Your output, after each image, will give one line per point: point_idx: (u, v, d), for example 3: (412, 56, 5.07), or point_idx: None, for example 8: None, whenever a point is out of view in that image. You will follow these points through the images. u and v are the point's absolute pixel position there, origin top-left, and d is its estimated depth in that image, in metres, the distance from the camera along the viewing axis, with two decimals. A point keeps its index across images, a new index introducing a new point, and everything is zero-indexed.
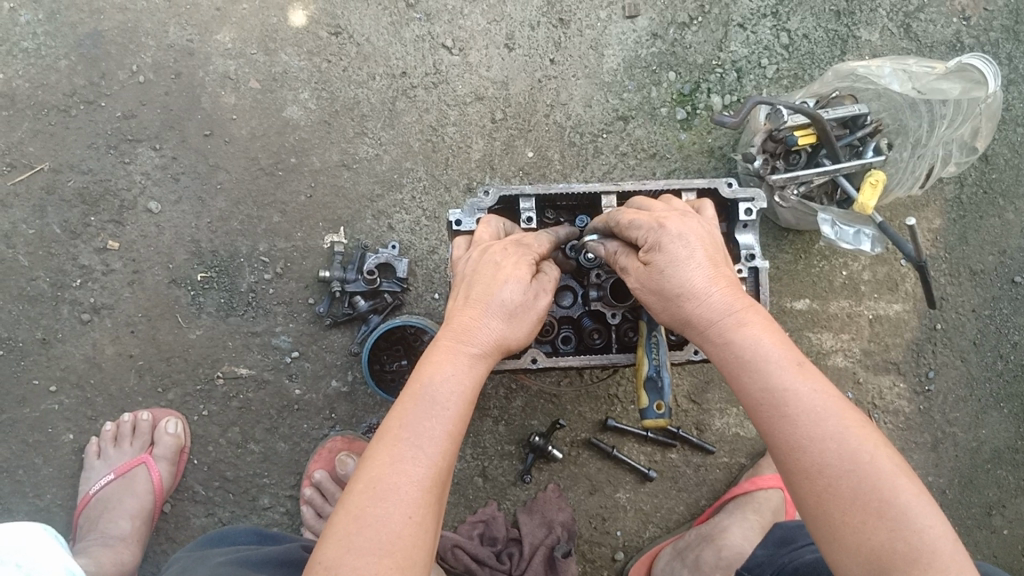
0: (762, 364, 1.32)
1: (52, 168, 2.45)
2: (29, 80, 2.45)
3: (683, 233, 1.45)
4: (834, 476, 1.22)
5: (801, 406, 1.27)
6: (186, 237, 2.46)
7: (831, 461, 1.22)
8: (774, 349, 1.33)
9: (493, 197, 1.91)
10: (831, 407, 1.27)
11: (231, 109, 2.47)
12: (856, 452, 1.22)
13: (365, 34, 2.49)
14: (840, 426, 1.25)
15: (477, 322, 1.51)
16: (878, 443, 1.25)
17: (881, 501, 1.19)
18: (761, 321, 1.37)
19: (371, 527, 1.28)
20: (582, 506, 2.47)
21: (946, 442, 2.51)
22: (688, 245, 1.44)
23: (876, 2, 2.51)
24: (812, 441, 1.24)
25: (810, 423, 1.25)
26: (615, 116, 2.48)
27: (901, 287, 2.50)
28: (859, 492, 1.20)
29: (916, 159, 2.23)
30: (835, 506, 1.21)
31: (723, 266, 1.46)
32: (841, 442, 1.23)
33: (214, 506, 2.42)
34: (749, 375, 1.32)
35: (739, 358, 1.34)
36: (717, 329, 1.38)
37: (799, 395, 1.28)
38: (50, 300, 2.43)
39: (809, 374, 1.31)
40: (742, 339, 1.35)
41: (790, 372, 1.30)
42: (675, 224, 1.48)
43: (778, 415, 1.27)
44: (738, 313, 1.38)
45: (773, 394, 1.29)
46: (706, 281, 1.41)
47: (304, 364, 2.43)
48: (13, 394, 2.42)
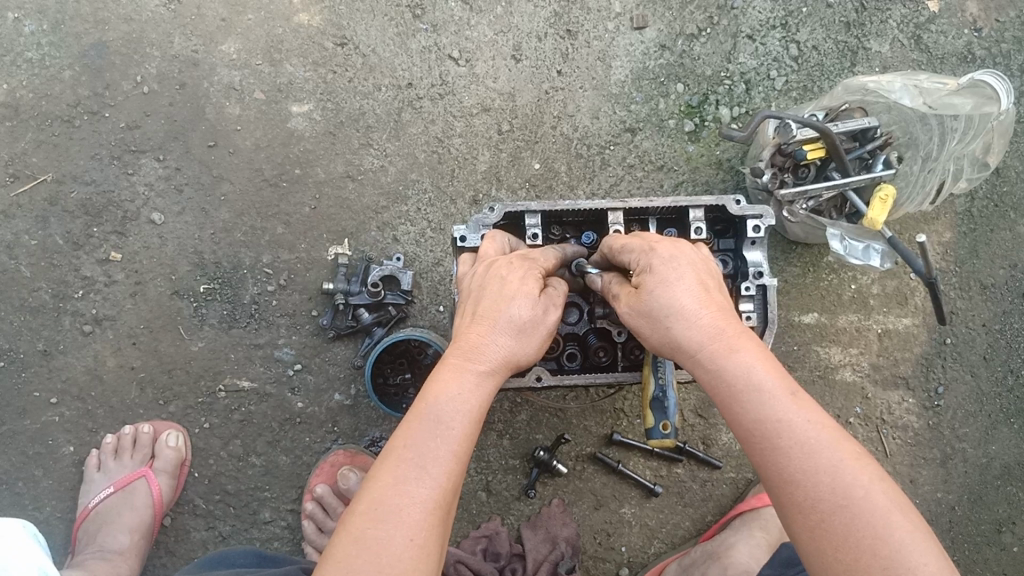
0: (755, 392, 1.27)
1: (55, 179, 2.45)
2: (33, 91, 2.44)
3: (673, 256, 1.45)
4: (827, 512, 1.17)
5: (794, 437, 1.22)
6: (189, 248, 2.44)
7: (823, 496, 1.18)
8: (766, 377, 1.28)
9: (498, 214, 1.89)
10: (826, 437, 1.22)
11: (236, 120, 2.45)
12: (849, 487, 1.17)
13: (371, 45, 2.47)
14: (835, 459, 1.20)
15: (485, 337, 1.48)
16: (874, 476, 1.19)
17: (874, 539, 1.14)
18: (754, 347, 1.33)
19: (373, 552, 1.24)
20: (587, 521, 2.45)
21: (955, 458, 2.48)
22: (677, 267, 1.43)
23: (887, 13, 2.48)
24: (805, 476, 1.20)
25: (802, 456, 1.21)
26: (622, 128, 2.45)
27: (910, 301, 2.47)
28: (852, 529, 1.15)
29: (927, 173, 2.20)
30: (828, 542, 1.16)
31: (717, 289, 1.44)
32: (835, 476, 1.19)
33: (214, 520, 2.41)
34: (742, 404, 1.27)
35: (730, 386, 1.29)
36: (706, 354, 1.33)
37: (792, 425, 1.23)
38: (53, 312, 2.42)
39: (803, 404, 1.26)
40: (734, 364, 1.30)
41: (784, 401, 1.26)
42: (667, 249, 1.48)
43: (770, 446, 1.23)
44: (730, 337, 1.33)
45: (765, 424, 1.24)
46: (696, 306, 1.37)
47: (307, 377, 2.42)
48: (14, 405, 2.41)
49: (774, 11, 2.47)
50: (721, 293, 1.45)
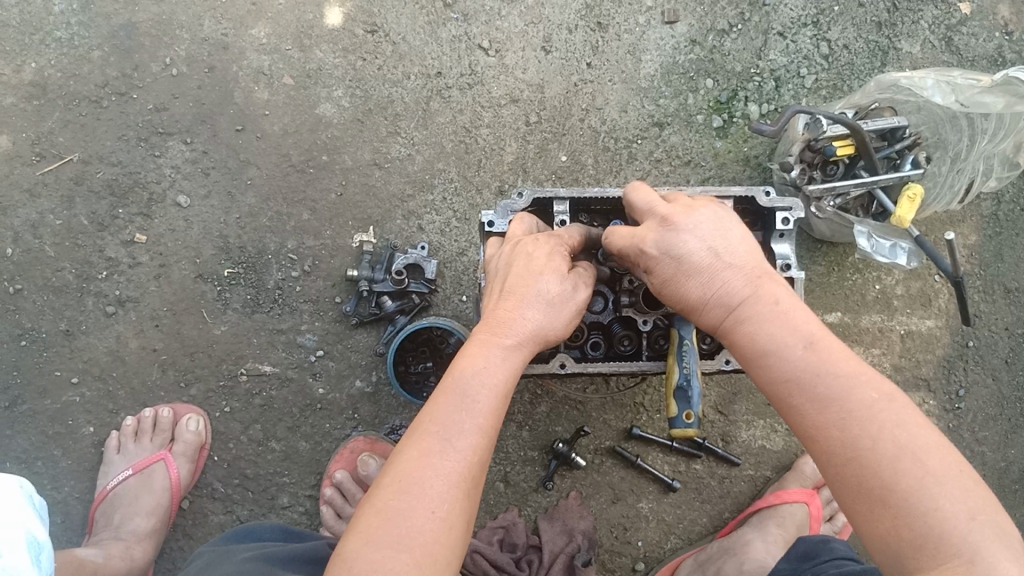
0: (766, 353, 1.31)
1: (81, 159, 2.44)
2: (61, 70, 2.44)
3: (670, 245, 1.42)
4: (843, 462, 1.19)
5: (804, 394, 1.25)
6: (215, 232, 2.44)
7: (835, 446, 1.20)
8: (780, 338, 1.31)
9: (526, 200, 1.88)
10: (834, 390, 1.24)
11: (264, 105, 2.45)
12: (859, 437, 1.19)
13: (401, 33, 2.47)
14: (845, 410, 1.21)
15: (515, 313, 1.49)
16: (889, 420, 1.19)
17: (885, 487, 1.14)
18: (766, 308, 1.35)
19: (396, 523, 1.26)
20: (605, 514, 2.45)
21: (974, 461, 2.48)
22: (670, 259, 1.43)
23: (919, 14, 2.48)
24: (818, 430, 1.23)
25: (814, 411, 1.24)
26: (650, 122, 2.45)
27: (934, 302, 2.47)
28: (865, 477, 1.17)
29: (955, 173, 2.20)
30: (848, 493, 1.19)
31: (722, 259, 1.41)
32: (846, 428, 1.20)
33: (233, 503, 2.41)
34: (759, 368, 1.33)
35: (747, 351, 1.35)
36: (722, 331, 1.40)
37: (803, 381, 1.26)
38: (76, 292, 2.42)
39: (819, 357, 1.27)
40: (743, 333, 1.35)
41: (797, 356, 1.28)
42: (661, 241, 1.43)
43: (786, 405, 1.28)
44: (738, 308, 1.37)
45: (780, 385, 1.29)
46: (702, 290, 1.41)
47: (328, 363, 2.42)
48: (35, 384, 2.41)
49: (807, 9, 2.47)
50: (735, 246, 1.43)
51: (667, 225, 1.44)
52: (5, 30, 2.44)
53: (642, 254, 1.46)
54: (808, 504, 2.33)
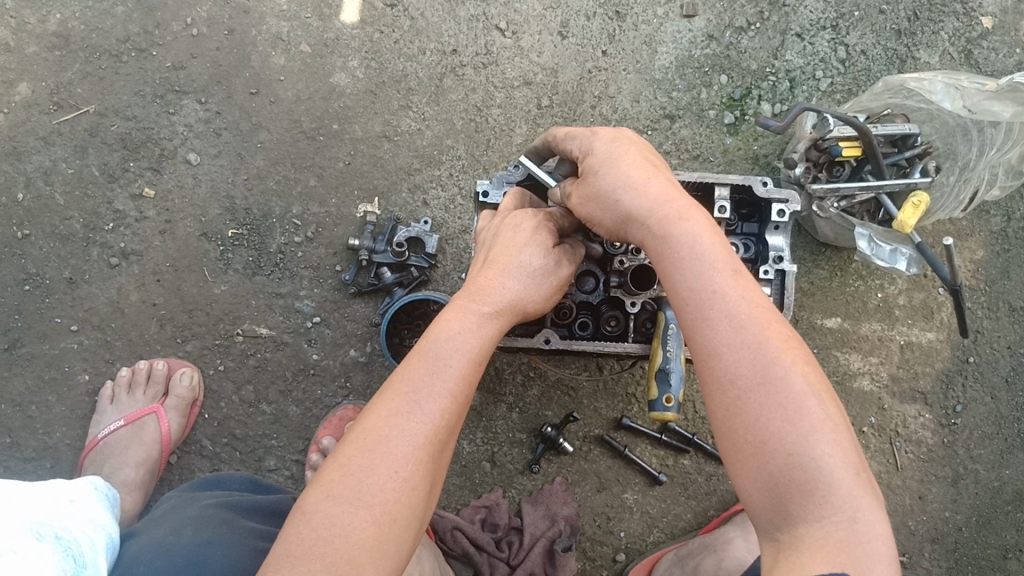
0: (694, 261, 1.31)
1: (97, 112, 2.47)
2: (84, 23, 2.47)
3: (616, 138, 1.50)
4: (746, 388, 1.20)
5: (725, 308, 1.25)
6: (222, 192, 2.46)
7: (744, 370, 1.21)
8: (711, 249, 1.31)
9: (522, 172, 1.89)
10: (755, 314, 1.25)
11: (280, 71, 2.47)
12: (770, 365, 1.20)
13: (420, 9, 2.50)
14: (760, 336, 1.23)
15: (495, 283, 1.48)
16: (799, 359, 1.22)
17: (785, 422, 1.17)
18: (701, 221, 1.36)
19: (357, 478, 1.26)
20: (588, 502, 2.44)
21: (967, 478, 2.44)
22: (620, 148, 1.47)
23: (939, 24, 2.48)
24: (730, 348, 1.23)
25: (731, 329, 1.24)
26: (661, 114, 2.45)
27: (936, 315, 2.44)
28: (766, 407, 1.18)
29: (962, 183, 2.18)
30: (741, 421, 1.20)
31: (662, 171, 1.47)
32: (758, 353, 1.21)
33: (220, 462, 2.42)
34: (680, 275, 1.31)
35: (675, 253, 1.33)
36: (655, 224, 1.36)
37: (726, 298, 1.26)
38: (82, 241, 2.44)
39: (741, 282, 1.29)
40: (677, 233, 1.34)
41: (723, 276, 1.29)
42: (616, 135, 1.52)
43: (704, 318, 1.26)
44: (678, 206, 1.37)
45: (702, 293, 1.28)
46: (644, 179, 1.41)
47: (324, 331, 2.43)
48: (34, 329, 2.43)
49: (826, 12, 2.48)
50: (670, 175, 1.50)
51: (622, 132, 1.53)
52: None
53: (595, 143, 1.53)
54: None
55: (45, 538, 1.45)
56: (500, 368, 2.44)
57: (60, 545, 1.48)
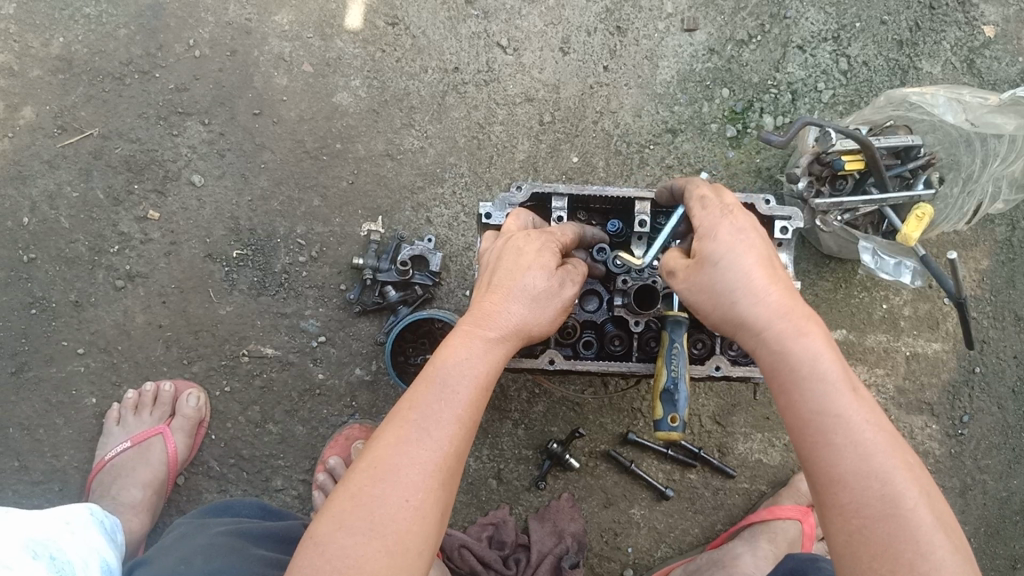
0: (816, 383, 1.24)
1: (101, 135, 2.48)
2: (87, 46, 2.48)
3: (744, 227, 1.36)
4: (874, 517, 1.16)
5: (849, 434, 1.21)
6: (227, 213, 2.47)
7: (871, 500, 1.17)
8: (831, 368, 1.25)
9: (525, 193, 1.90)
10: (879, 442, 1.20)
11: (283, 91, 2.48)
12: (898, 498, 1.17)
13: (421, 27, 2.50)
14: (887, 465, 1.19)
15: (499, 307, 1.48)
16: (925, 493, 1.19)
17: (917, 555, 1.13)
18: (819, 335, 1.29)
19: (369, 510, 1.26)
20: (595, 519, 2.43)
21: (975, 489, 2.43)
22: (746, 242, 1.34)
23: (941, 34, 2.48)
24: (856, 477, 1.18)
25: (858, 457, 1.19)
26: (664, 128, 2.46)
27: (941, 326, 2.44)
28: (896, 539, 1.15)
29: (965, 195, 2.17)
30: (866, 552, 1.16)
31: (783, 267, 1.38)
32: (886, 484, 1.18)
33: (227, 483, 2.42)
34: (801, 394, 1.25)
35: (795, 370, 1.26)
36: (771, 336, 1.29)
37: (850, 423, 1.21)
38: (87, 264, 2.45)
39: (864, 404, 1.24)
40: (799, 348, 1.27)
41: (846, 396, 1.23)
42: (748, 221, 1.38)
43: (827, 442, 1.21)
44: (799, 318, 1.30)
45: (824, 417, 1.22)
46: (763, 281, 1.32)
47: (330, 350, 2.43)
48: (41, 352, 2.44)
49: (828, 24, 2.48)
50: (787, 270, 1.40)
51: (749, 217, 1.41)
52: (36, 4, 2.49)
53: (719, 224, 1.38)
54: (803, 522, 2.28)
55: (38, 557, 1.53)
56: (505, 385, 2.44)
57: (53, 564, 1.56)
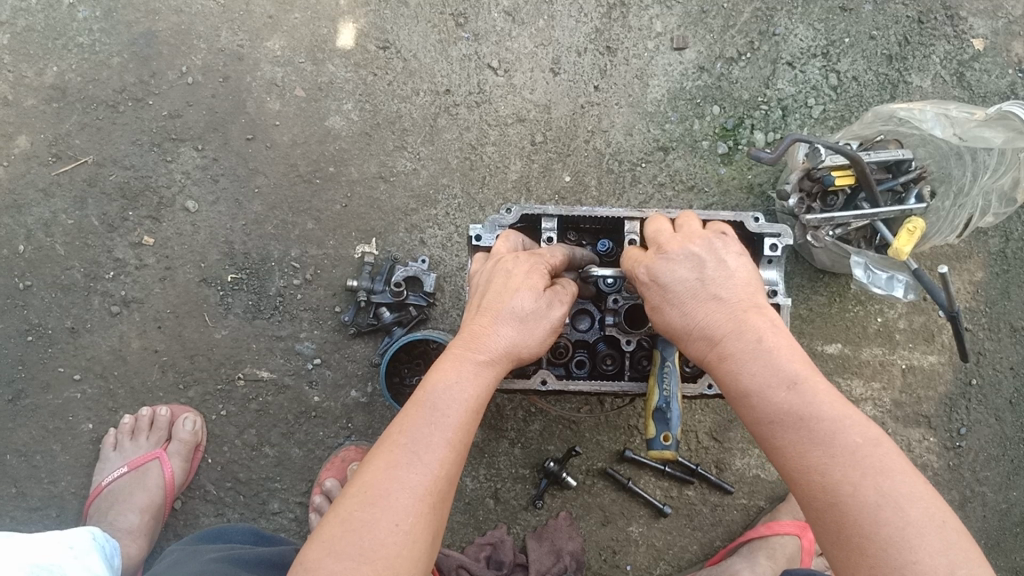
0: (745, 396, 1.28)
1: (95, 162, 2.50)
2: (81, 75, 2.50)
3: (653, 275, 1.43)
4: (823, 508, 1.17)
5: (786, 437, 1.23)
6: (221, 237, 2.48)
7: (815, 493, 1.18)
8: (755, 379, 1.28)
9: (515, 215, 1.91)
10: (818, 433, 1.21)
11: (275, 116, 2.50)
12: (838, 484, 1.16)
13: (412, 50, 2.52)
14: (828, 454, 1.19)
15: (489, 330, 1.48)
16: (872, 470, 1.16)
17: (862, 538, 1.12)
18: (747, 344, 1.31)
19: (357, 534, 1.26)
20: (593, 537, 2.43)
21: (975, 501, 2.43)
22: (662, 289, 1.42)
23: (930, 48, 2.49)
24: (800, 474, 1.20)
25: (795, 456, 1.21)
26: (655, 146, 2.47)
27: (937, 338, 2.44)
28: (844, 527, 1.14)
29: (957, 208, 2.18)
30: (829, 541, 1.17)
31: (703, 283, 1.39)
32: (827, 473, 1.18)
33: (224, 506, 2.42)
34: (742, 409, 1.30)
35: (732, 394, 1.32)
36: (707, 368, 1.37)
37: (784, 422, 1.23)
38: (83, 290, 2.46)
39: (798, 396, 1.24)
40: (723, 370, 1.33)
41: (776, 396, 1.25)
42: (651, 267, 1.44)
43: (772, 447, 1.25)
44: (720, 345, 1.33)
45: (761, 428, 1.26)
46: (683, 323, 1.39)
47: (325, 372, 2.43)
48: (38, 379, 2.44)
49: (817, 40, 2.50)
50: (724, 280, 1.39)
51: (658, 255, 1.44)
52: (30, 34, 2.51)
53: (640, 283, 1.47)
54: (800, 537, 2.28)
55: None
56: (501, 404, 2.44)
57: None
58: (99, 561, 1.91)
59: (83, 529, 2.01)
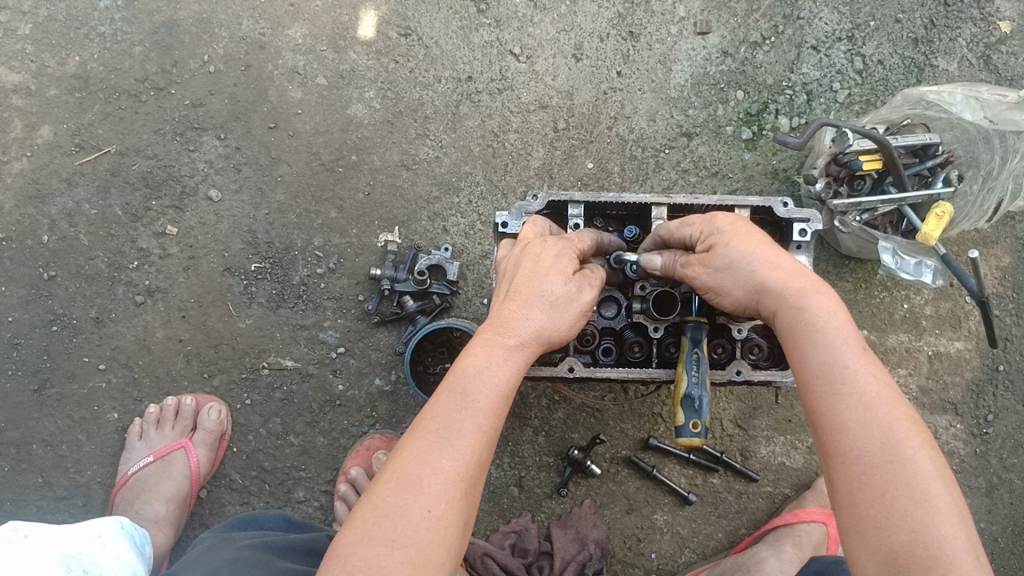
0: (824, 334, 1.32)
1: (118, 152, 2.50)
2: (103, 64, 2.51)
3: (737, 220, 1.53)
4: (872, 463, 1.20)
5: (856, 386, 1.26)
6: (244, 227, 2.48)
7: (872, 447, 1.21)
8: (842, 325, 1.32)
9: (540, 202, 1.90)
10: (885, 394, 1.25)
11: (297, 104, 2.50)
12: (899, 444, 1.20)
13: (434, 37, 2.51)
14: (890, 416, 1.23)
15: (519, 314, 1.47)
16: (927, 445, 1.22)
17: (911, 501, 1.16)
18: (834, 296, 1.37)
19: (391, 521, 1.26)
20: (618, 524, 2.42)
21: (1002, 488, 2.41)
22: (747, 229, 1.50)
23: (957, 31, 2.46)
24: (859, 426, 1.23)
25: (860, 406, 1.24)
26: (679, 133, 2.45)
27: (964, 324, 2.42)
28: (892, 486, 1.18)
29: (985, 193, 2.14)
30: (866, 496, 1.19)
31: (772, 243, 1.50)
32: (887, 432, 1.22)
33: (249, 495, 2.42)
34: (808, 350, 1.32)
35: (808, 327, 1.33)
36: (791, 294, 1.37)
37: (858, 375, 1.27)
38: (107, 280, 2.47)
39: (870, 358, 1.30)
40: (807, 306, 1.35)
41: (852, 351, 1.29)
42: (733, 216, 1.54)
43: (834, 391, 1.26)
44: (811, 280, 1.39)
45: (833, 368, 1.28)
46: (775, 254, 1.44)
47: (349, 360, 2.43)
48: (63, 368, 2.45)
49: (842, 23, 2.47)
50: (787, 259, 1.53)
51: (733, 214, 1.56)
52: (52, 24, 2.50)
53: (718, 226, 1.53)
54: (828, 524, 2.25)
55: (72, 570, 1.64)
56: (524, 392, 2.44)
57: None
58: (133, 554, 1.93)
59: (108, 519, 2.01)
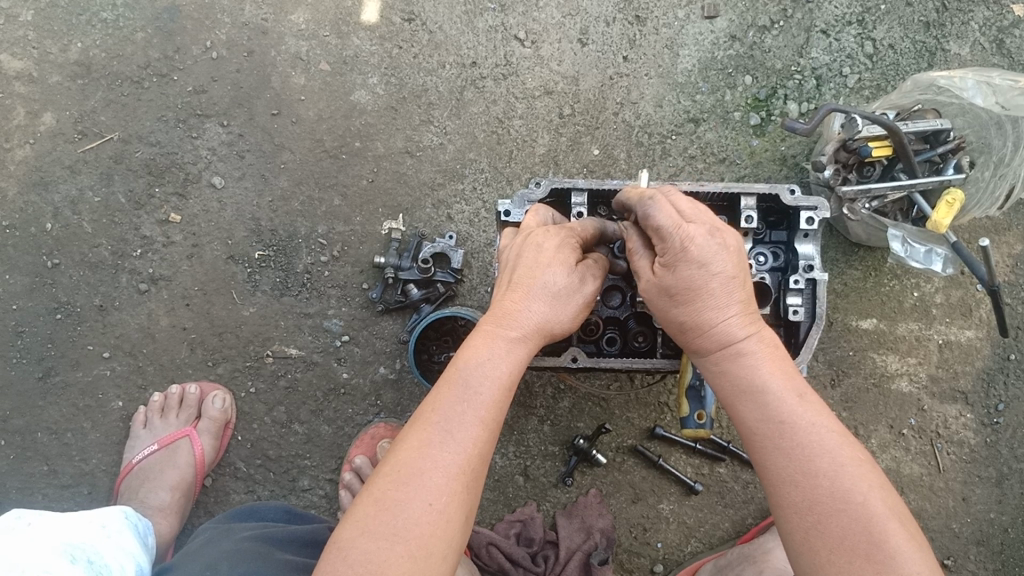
0: (759, 392, 1.33)
1: (121, 139, 2.49)
2: (105, 50, 2.49)
3: (683, 285, 1.37)
4: (826, 514, 1.23)
5: (797, 438, 1.28)
6: (248, 214, 2.46)
7: (823, 497, 1.23)
8: (774, 379, 1.34)
9: (544, 189, 1.88)
10: (829, 442, 1.27)
11: (301, 90, 2.47)
12: (849, 492, 1.23)
13: (438, 22, 2.48)
14: (836, 464, 1.25)
15: (520, 306, 1.45)
16: (876, 485, 1.25)
17: (871, 545, 1.19)
18: (766, 349, 1.38)
19: (390, 514, 1.25)
20: (624, 514, 2.41)
21: (1012, 478, 2.39)
22: (685, 300, 1.38)
23: (970, 14, 2.42)
24: (805, 478, 1.26)
25: (803, 459, 1.27)
26: (685, 118, 2.42)
27: (974, 313, 2.39)
28: (849, 532, 1.21)
29: (997, 179, 2.10)
30: (824, 544, 1.22)
31: (717, 307, 1.38)
32: (835, 481, 1.24)
33: (254, 483, 2.42)
34: (745, 406, 1.34)
35: (739, 385, 1.36)
36: (713, 360, 1.40)
37: (796, 428, 1.29)
38: (111, 268, 2.46)
39: (808, 407, 1.32)
40: (740, 365, 1.37)
41: (790, 404, 1.31)
42: (676, 282, 1.38)
43: (771, 448, 1.29)
44: (739, 345, 1.37)
45: (769, 424, 1.30)
46: (706, 330, 1.39)
47: (354, 349, 2.42)
48: (68, 357, 2.44)
49: (851, 7, 2.43)
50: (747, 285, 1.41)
51: (680, 269, 1.37)
52: (53, 10, 2.49)
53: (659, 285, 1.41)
54: None
55: (75, 561, 1.63)
56: (530, 381, 2.43)
57: (90, 568, 1.66)
58: (137, 546, 1.92)
59: (112, 509, 2.01)
